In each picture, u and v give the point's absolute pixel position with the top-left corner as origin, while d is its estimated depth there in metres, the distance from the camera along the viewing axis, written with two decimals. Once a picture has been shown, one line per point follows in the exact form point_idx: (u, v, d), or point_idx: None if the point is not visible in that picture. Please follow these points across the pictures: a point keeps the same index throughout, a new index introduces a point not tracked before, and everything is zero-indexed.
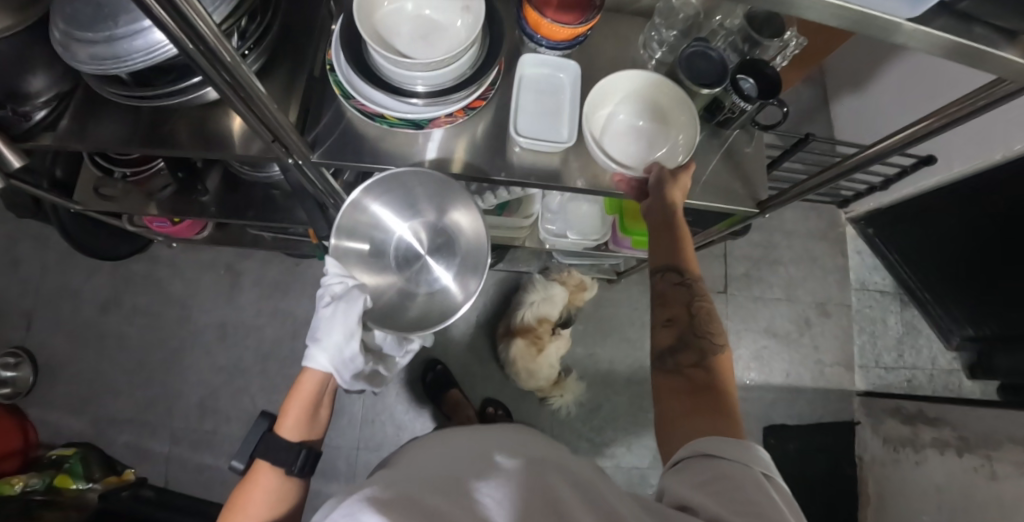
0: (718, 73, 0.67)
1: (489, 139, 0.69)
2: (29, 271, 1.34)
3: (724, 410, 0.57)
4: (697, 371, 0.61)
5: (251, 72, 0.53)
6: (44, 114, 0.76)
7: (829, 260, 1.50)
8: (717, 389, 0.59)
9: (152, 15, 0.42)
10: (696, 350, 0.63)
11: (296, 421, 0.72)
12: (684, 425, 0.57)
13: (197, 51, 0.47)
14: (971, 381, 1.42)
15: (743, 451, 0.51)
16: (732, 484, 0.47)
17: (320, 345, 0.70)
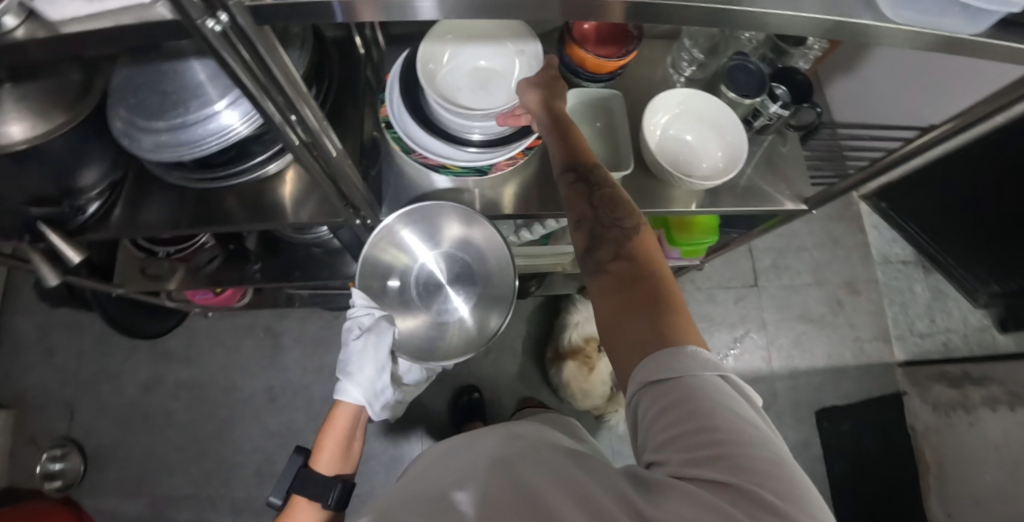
0: (757, 82, 0.75)
1: (538, 177, 0.76)
2: (65, 360, 1.33)
3: (659, 300, 0.46)
4: (619, 266, 0.50)
5: (328, 133, 0.55)
6: (95, 207, 0.77)
7: (848, 238, 1.54)
8: (647, 277, 0.48)
9: (256, 99, 0.45)
10: (613, 243, 0.52)
11: (330, 455, 0.83)
12: (616, 331, 0.47)
13: (283, 119, 0.49)
14: (1005, 335, 1.44)
15: (685, 358, 0.42)
16: (690, 410, 0.40)
17: (352, 380, 0.78)
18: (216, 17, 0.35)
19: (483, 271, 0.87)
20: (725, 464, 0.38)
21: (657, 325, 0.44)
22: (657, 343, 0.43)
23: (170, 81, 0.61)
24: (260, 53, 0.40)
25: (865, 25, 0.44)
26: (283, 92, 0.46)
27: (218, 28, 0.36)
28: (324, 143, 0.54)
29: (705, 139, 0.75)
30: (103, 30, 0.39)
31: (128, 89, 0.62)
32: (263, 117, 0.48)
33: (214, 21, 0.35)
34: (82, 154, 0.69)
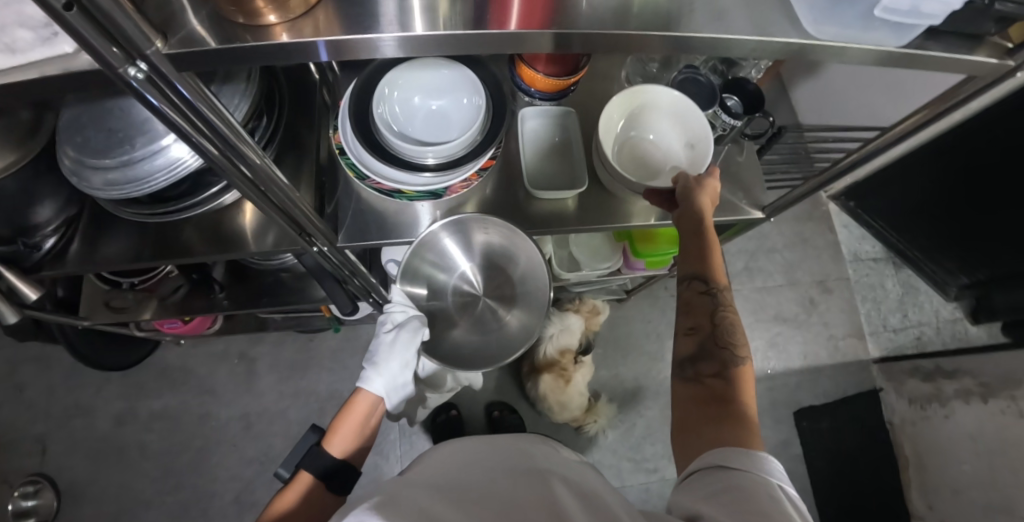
0: (708, 95, 0.76)
1: (499, 195, 0.76)
2: (35, 395, 1.30)
3: (742, 418, 0.51)
4: (717, 380, 0.55)
5: (272, 167, 0.55)
6: (53, 242, 0.76)
7: (819, 238, 1.56)
8: (735, 403, 0.53)
9: (189, 139, 0.46)
10: (718, 359, 0.56)
11: (346, 437, 0.72)
12: (701, 433, 0.51)
13: (223, 156, 0.50)
14: (976, 326, 1.46)
15: (756, 462, 0.46)
16: (739, 493, 0.43)
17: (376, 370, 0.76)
18: (135, 66, 0.36)
19: (522, 281, 0.86)
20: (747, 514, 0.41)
21: (739, 437, 0.49)
22: (734, 445, 0.48)
23: (116, 119, 0.61)
24: (186, 96, 0.41)
25: (791, 44, 0.45)
26: (217, 131, 0.46)
27: (139, 76, 0.37)
28: (267, 175, 0.55)
29: (666, 133, 0.77)
30: (27, 78, 0.39)
31: (74, 128, 0.62)
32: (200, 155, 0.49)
33: (134, 69, 0.37)
34: (33, 193, 0.68)
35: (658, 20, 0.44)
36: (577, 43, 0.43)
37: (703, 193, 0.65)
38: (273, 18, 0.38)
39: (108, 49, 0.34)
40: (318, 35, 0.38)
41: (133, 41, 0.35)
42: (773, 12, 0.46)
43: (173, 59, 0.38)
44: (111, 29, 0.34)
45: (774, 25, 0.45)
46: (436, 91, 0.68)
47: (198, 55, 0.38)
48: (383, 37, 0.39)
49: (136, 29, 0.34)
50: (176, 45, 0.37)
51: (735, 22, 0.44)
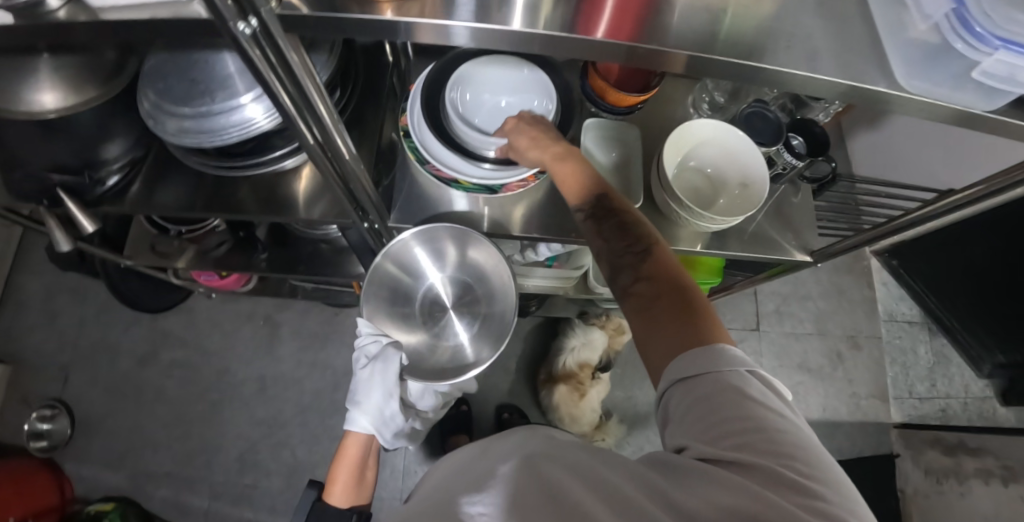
0: (772, 132, 0.75)
1: (550, 198, 0.77)
2: (67, 325, 1.35)
3: (679, 299, 0.48)
4: (640, 281, 0.50)
5: (343, 135, 0.56)
6: (116, 180, 0.78)
7: (856, 293, 1.53)
8: (672, 287, 0.49)
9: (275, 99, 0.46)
10: (635, 263, 0.52)
11: (344, 488, 0.80)
12: (647, 340, 0.47)
13: (302, 118, 0.50)
14: (1006, 408, 1.41)
15: (712, 356, 0.43)
16: (717, 403, 0.42)
17: (361, 410, 0.79)
18: (246, 21, 0.36)
19: (488, 292, 0.89)
20: (755, 448, 0.39)
21: (686, 333, 0.45)
22: (686, 350, 0.44)
23: (200, 71, 0.63)
24: (284, 56, 0.42)
25: (879, 92, 0.44)
26: (302, 93, 0.47)
27: (247, 32, 0.37)
28: (336, 144, 0.56)
29: (724, 170, 0.75)
30: (135, 19, 0.40)
31: (159, 74, 0.64)
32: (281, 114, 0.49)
33: (245, 25, 0.37)
34: (108, 131, 0.71)
35: (745, 47, 0.44)
36: (662, 60, 0.44)
37: (530, 146, 0.62)
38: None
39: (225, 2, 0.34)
40: (416, 18, 0.39)
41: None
42: (863, 58, 0.45)
43: (283, 20, 0.39)
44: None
45: (863, 70, 0.44)
46: (509, 89, 0.68)
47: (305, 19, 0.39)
48: (455, 26, 0.40)
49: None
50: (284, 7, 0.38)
51: (826, 62, 0.44)
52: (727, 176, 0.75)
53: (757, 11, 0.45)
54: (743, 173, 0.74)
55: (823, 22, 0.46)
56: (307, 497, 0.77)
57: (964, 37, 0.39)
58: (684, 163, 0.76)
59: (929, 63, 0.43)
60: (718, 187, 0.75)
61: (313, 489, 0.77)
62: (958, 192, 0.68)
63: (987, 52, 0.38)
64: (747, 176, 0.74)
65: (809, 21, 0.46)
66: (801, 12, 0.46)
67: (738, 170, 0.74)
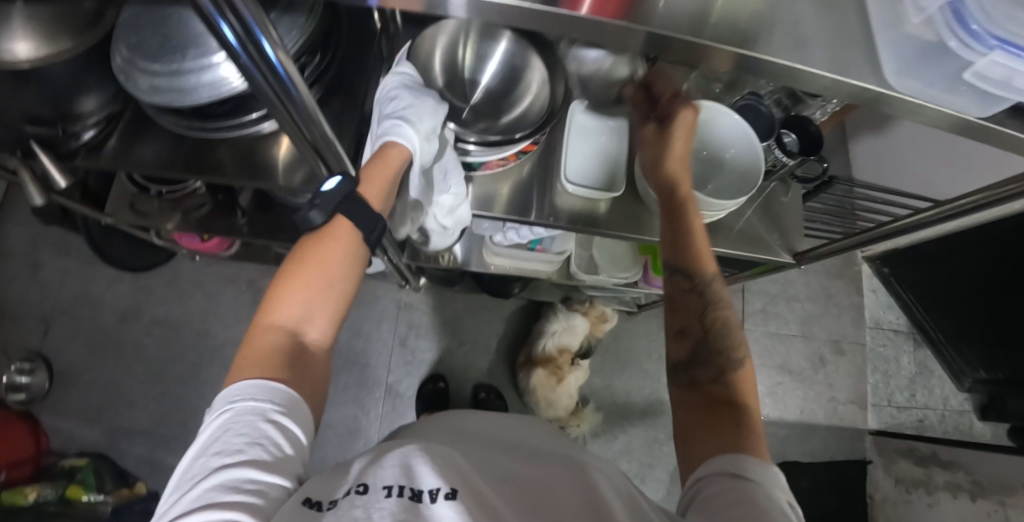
0: (765, 126, 0.73)
1: (532, 179, 0.74)
2: (49, 277, 1.34)
3: (742, 421, 0.50)
4: (716, 384, 0.54)
5: (315, 107, 0.54)
6: (90, 134, 0.76)
7: (844, 297, 1.52)
8: (734, 400, 0.53)
9: (235, 57, 0.44)
10: (715, 364, 0.56)
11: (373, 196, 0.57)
12: (702, 433, 0.51)
13: (270, 87, 0.49)
14: (983, 422, 1.43)
15: (765, 475, 0.45)
16: (752, 507, 0.41)
17: (410, 121, 0.59)
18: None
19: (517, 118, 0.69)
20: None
21: (744, 445, 0.47)
22: (733, 450, 0.47)
23: (173, 27, 0.61)
24: (242, 14, 0.40)
25: (867, 90, 0.42)
26: (260, 53, 0.45)
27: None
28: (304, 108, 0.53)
29: (717, 153, 0.72)
30: None
31: (133, 28, 0.63)
32: (247, 80, 0.48)
33: None
34: (82, 82, 0.69)
35: (727, 31, 0.42)
36: (646, 42, 0.41)
37: (676, 138, 0.62)
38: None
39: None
40: None
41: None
42: (857, 52, 0.43)
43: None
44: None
45: (855, 66, 0.42)
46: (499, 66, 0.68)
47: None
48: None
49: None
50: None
51: (818, 57, 0.42)
52: (725, 143, 0.71)
53: None
54: (738, 138, 0.70)
55: (818, 12, 0.44)
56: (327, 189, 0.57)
57: (958, 34, 0.37)
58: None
59: (922, 61, 0.41)
60: (718, 155, 0.72)
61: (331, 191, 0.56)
62: (944, 205, 0.67)
63: (980, 51, 0.37)
64: (742, 139, 0.69)
65: (802, 10, 0.44)
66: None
67: (732, 133, 0.70)
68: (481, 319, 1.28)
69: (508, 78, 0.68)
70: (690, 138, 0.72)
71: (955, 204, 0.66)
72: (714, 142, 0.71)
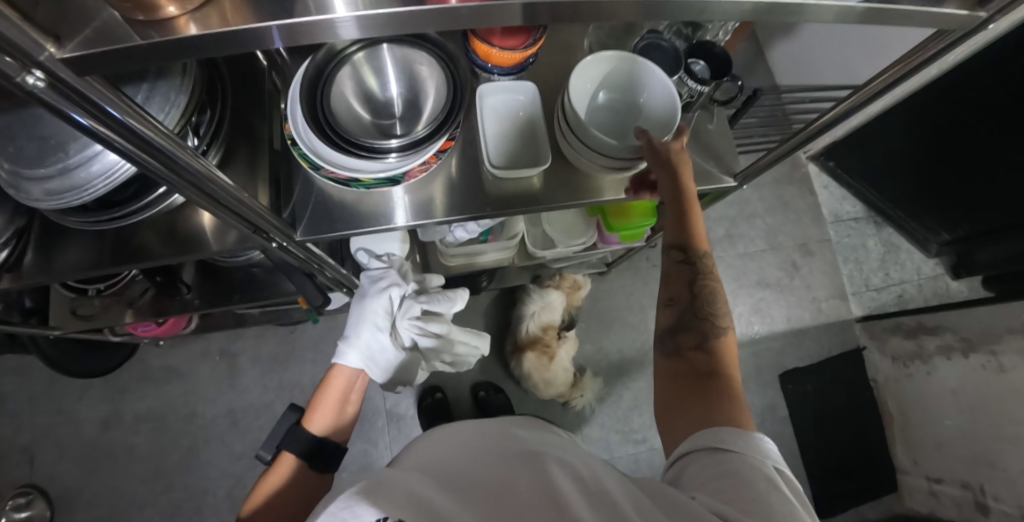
0: (672, 62, 0.72)
1: (462, 176, 0.73)
2: (17, 405, 1.29)
3: (724, 393, 0.56)
4: (697, 352, 0.60)
5: (212, 169, 0.53)
6: (4, 255, 0.73)
7: (800, 200, 1.56)
8: (716, 370, 0.59)
9: (108, 144, 0.44)
10: (699, 329, 0.62)
11: (326, 418, 0.76)
12: (680, 411, 0.56)
13: (156, 162, 0.48)
14: (958, 281, 1.43)
15: (747, 442, 0.49)
16: (736, 477, 0.45)
17: (350, 343, 0.80)
18: (31, 74, 0.35)
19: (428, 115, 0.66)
20: (736, 497, 0.43)
21: (731, 419, 0.53)
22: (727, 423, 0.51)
23: (42, 125, 0.57)
24: (96, 101, 0.39)
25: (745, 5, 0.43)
26: (129, 132, 0.44)
27: (39, 84, 0.36)
28: (196, 171, 0.52)
29: (632, 101, 0.72)
30: None
31: (2, 139, 0.58)
32: (137, 165, 0.48)
33: (34, 78, 0.35)
34: None
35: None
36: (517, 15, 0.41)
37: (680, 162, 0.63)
38: (173, 10, 0.35)
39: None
40: (227, 26, 0.36)
41: (14, 44, 0.32)
42: None
43: (71, 64, 0.35)
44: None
45: None
46: (398, 76, 0.66)
47: (112, 54, 0.35)
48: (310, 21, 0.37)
49: (20, 36, 0.32)
50: (74, 49, 0.35)
51: None
52: (637, 87, 0.71)
53: None
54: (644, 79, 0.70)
55: None
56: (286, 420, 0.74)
57: None
58: (595, 102, 0.72)
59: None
60: (633, 103, 0.72)
61: (293, 413, 0.75)
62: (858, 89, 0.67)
63: None
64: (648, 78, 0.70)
65: None
66: None
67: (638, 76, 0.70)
68: (461, 322, 1.27)
69: (410, 82, 0.67)
70: (603, 91, 0.72)
71: (867, 88, 0.66)
72: (627, 90, 0.72)
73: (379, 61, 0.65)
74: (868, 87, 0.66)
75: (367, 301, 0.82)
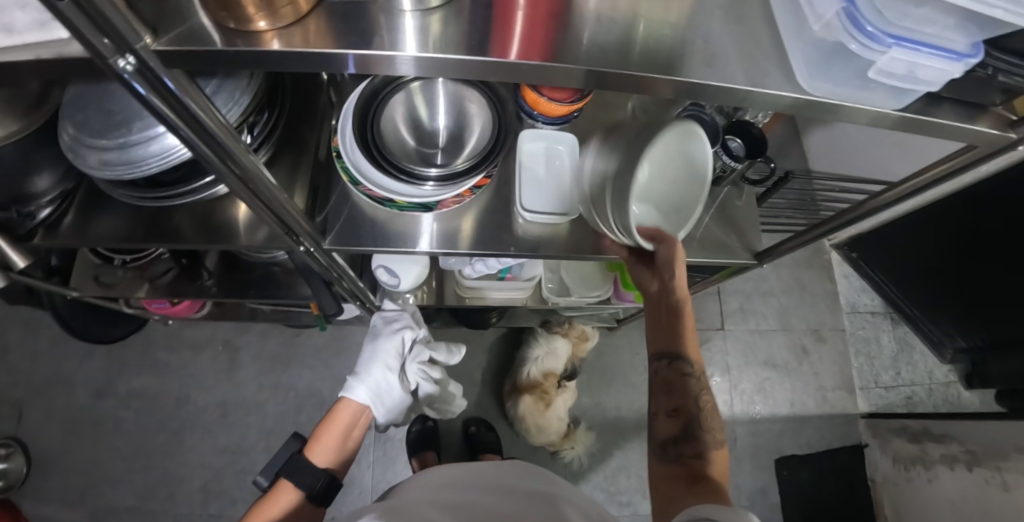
0: (709, 134, 0.73)
1: (493, 213, 0.75)
2: (17, 360, 1.30)
3: (717, 492, 0.54)
4: (696, 459, 0.59)
5: (260, 166, 0.55)
6: (47, 212, 0.76)
7: (818, 286, 1.55)
8: (712, 477, 0.58)
9: (174, 130, 0.46)
10: (699, 440, 0.61)
11: (326, 447, 0.87)
12: (674, 507, 0.54)
13: (212, 152, 0.50)
14: (970, 391, 1.43)
15: (736, 514, 0.46)
16: None
17: (361, 379, 0.90)
18: (124, 58, 0.37)
19: (469, 150, 0.68)
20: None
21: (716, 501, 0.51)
22: (714, 504, 0.50)
23: (115, 102, 0.60)
24: (172, 89, 0.41)
25: (784, 99, 0.44)
26: (196, 123, 0.46)
27: (128, 68, 0.38)
28: (248, 168, 0.54)
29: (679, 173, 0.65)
30: (22, 60, 0.38)
31: (77, 106, 0.61)
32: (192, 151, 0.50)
33: (124, 61, 0.37)
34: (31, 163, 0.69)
35: (652, 58, 0.43)
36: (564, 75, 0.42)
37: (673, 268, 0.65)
38: (264, 24, 0.38)
39: (99, 40, 0.35)
40: (307, 46, 0.38)
41: (119, 32, 0.35)
42: (770, 67, 0.44)
43: (161, 55, 0.38)
44: (103, 27, 0.34)
45: (766, 74, 0.44)
46: (447, 108, 0.69)
47: (198, 54, 0.38)
48: (399, 57, 0.39)
49: (127, 26, 0.35)
50: (166, 41, 0.38)
51: (734, 70, 0.44)
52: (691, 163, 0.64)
53: (666, 21, 0.46)
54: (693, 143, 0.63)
55: (733, 27, 0.46)
56: (289, 447, 0.84)
57: (856, 37, 0.40)
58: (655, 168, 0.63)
59: (833, 65, 0.43)
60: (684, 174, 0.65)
61: (296, 440, 0.85)
62: (886, 191, 0.69)
63: (880, 50, 0.39)
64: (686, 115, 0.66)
65: (719, 29, 0.46)
66: (710, 20, 0.47)
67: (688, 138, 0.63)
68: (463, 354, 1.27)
69: (457, 116, 0.69)
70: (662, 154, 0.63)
71: (890, 190, 0.69)
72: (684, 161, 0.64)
73: (433, 94, 0.68)
74: (893, 189, 0.69)
75: (381, 340, 0.90)
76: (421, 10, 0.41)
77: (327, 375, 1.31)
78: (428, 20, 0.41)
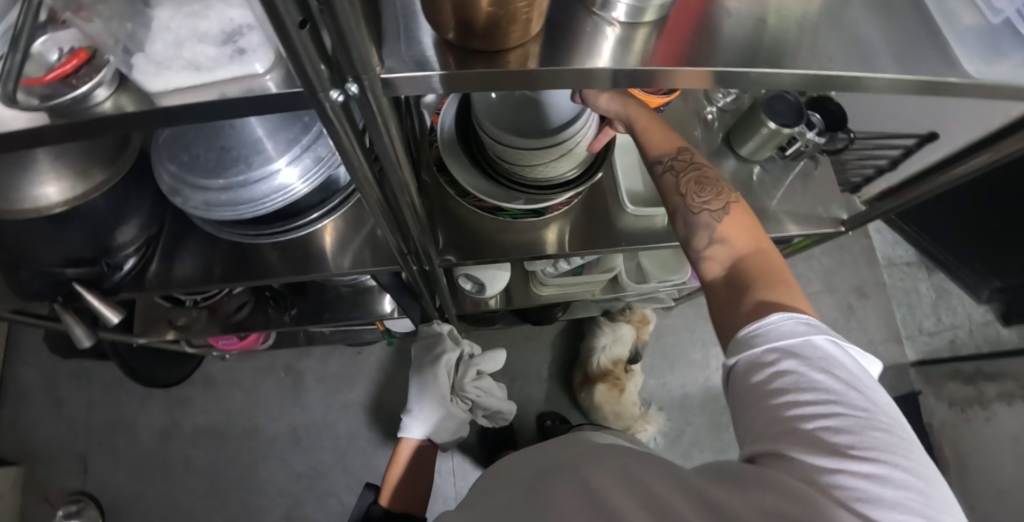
0: (795, 112, 0.73)
1: (584, 211, 0.76)
2: (75, 411, 1.29)
3: (753, 289, 0.47)
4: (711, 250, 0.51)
5: (402, 181, 0.51)
6: (130, 264, 0.74)
7: (854, 243, 1.58)
8: (741, 261, 0.49)
9: (347, 156, 0.43)
10: (705, 225, 0.52)
11: (399, 492, 0.94)
12: (718, 327, 0.49)
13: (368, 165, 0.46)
14: (1008, 329, 1.47)
15: (767, 328, 0.43)
16: (773, 383, 0.40)
17: (414, 416, 0.98)
18: (344, 88, 0.34)
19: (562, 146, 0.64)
20: (814, 439, 0.37)
21: (752, 312, 0.45)
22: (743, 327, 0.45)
23: (228, 137, 0.59)
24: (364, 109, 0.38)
25: (947, 83, 0.40)
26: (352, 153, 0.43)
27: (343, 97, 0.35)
28: (394, 191, 0.52)
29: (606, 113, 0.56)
30: (205, 100, 0.34)
31: (182, 145, 0.60)
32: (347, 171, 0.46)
33: (340, 92, 0.35)
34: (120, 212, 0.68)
35: (826, 35, 0.41)
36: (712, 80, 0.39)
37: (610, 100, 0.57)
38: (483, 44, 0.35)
39: (316, 66, 0.31)
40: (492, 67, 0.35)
41: (351, 64, 0.33)
42: (926, 53, 0.41)
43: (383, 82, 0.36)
44: (340, 53, 0.32)
45: (923, 61, 0.40)
46: None
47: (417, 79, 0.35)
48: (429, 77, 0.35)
49: (358, 55, 0.32)
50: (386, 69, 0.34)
51: (888, 57, 0.40)
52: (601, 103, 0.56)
53: (805, 18, 0.41)
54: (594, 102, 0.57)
55: (873, 14, 0.42)
56: (366, 498, 0.88)
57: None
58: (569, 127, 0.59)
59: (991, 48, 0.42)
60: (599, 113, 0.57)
61: (370, 491, 0.89)
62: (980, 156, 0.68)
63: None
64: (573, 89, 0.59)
65: (859, 15, 0.42)
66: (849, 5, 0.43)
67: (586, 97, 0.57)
68: (528, 352, 1.28)
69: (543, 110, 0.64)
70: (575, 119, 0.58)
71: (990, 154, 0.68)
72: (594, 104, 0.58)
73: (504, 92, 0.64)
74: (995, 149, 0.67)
75: (426, 371, 0.97)
76: (631, 23, 0.39)
77: (392, 388, 1.32)
78: (637, 34, 0.39)
